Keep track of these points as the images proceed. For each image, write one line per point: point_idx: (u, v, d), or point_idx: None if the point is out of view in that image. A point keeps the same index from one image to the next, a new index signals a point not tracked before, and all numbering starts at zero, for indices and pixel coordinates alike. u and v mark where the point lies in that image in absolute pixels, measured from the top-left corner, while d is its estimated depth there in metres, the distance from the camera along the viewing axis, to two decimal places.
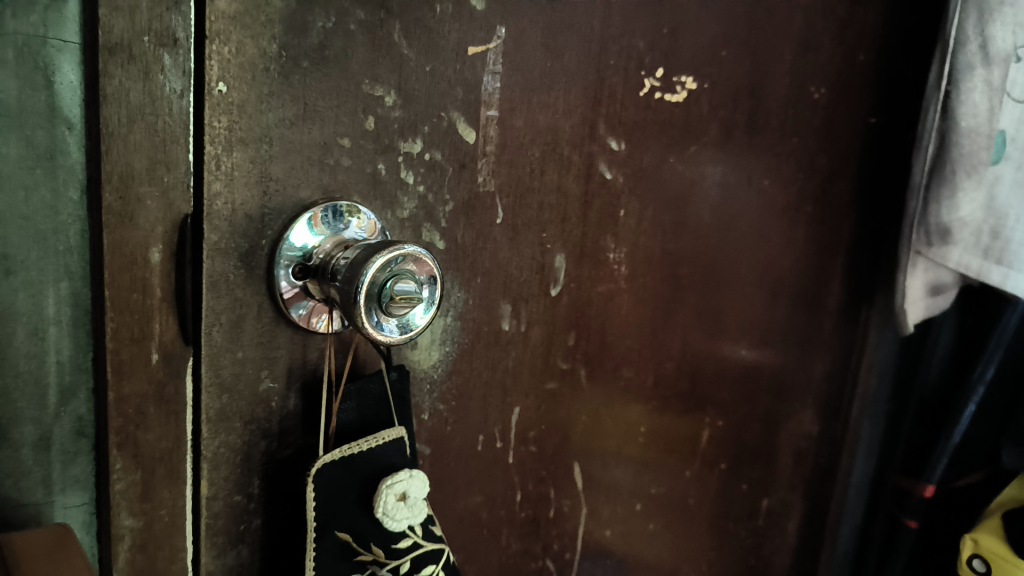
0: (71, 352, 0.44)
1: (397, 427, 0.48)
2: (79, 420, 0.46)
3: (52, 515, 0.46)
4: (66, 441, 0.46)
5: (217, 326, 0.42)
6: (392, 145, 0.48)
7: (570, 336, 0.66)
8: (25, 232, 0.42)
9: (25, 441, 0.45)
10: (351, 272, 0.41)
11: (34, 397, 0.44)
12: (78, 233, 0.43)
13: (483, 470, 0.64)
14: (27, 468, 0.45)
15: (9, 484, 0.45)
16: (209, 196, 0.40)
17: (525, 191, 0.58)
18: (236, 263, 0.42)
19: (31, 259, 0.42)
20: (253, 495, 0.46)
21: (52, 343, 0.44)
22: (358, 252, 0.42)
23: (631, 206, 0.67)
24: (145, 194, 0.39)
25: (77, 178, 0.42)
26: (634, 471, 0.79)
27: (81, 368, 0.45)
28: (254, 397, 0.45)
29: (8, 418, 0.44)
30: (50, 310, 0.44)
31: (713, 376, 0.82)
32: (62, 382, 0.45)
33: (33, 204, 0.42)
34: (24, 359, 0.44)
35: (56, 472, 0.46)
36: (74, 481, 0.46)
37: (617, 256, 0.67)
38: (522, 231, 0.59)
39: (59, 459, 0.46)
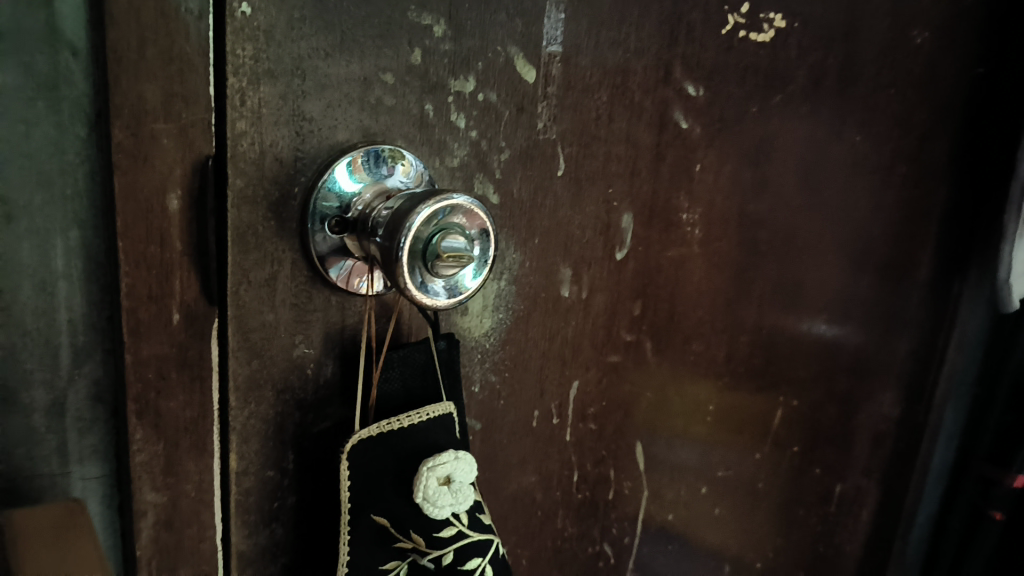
0: (84, 309, 0.41)
1: (445, 402, 0.43)
2: (96, 385, 0.42)
3: (72, 486, 0.43)
4: (81, 407, 0.42)
5: (247, 283, 0.38)
6: (441, 84, 0.43)
7: (636, 306, 0.60)
8: (28, 173, 0.38)
9: (36, 406, 0.41)
10: (393, 224, 0.36)
11: (44, 359, 0.41)
12: (86, 174, 0.39)
13: (537, 448, 0.59)
14: (40, 435, 0.42)
15: (21, 453, 0.42)
16: (234, 134, 0.36)
17: (589, 140, 0.52)
18: (265, 214, 0.38)
19: (35, 205, 0.39)
20: (287, 471, 0.42)
21: (63, 300, 0.40)
22: (402, 202, 0.37)
23: (706, 162, 0.60)
24: (161, 133, 0.34)
25: (84, 112, 0.38)
26: (700, 451, 0.72)
27: (96, 326, 0.41)
28: (287, 363, 0.41)
29: (18, 380, 0.41)
30: (60, 263, 0.40)
31: (790, 353, 0.75)
32: (75, 342, 0.41)
33: (35, 141, 0.38)
34: (31, 318, 0.40)
35: (71, 441, 0.43)
36: (91, 450, 0.43)
37: (690, 217, 0.61)
38: (585, 185, 0.53)
39: (75, 427, 0.42)
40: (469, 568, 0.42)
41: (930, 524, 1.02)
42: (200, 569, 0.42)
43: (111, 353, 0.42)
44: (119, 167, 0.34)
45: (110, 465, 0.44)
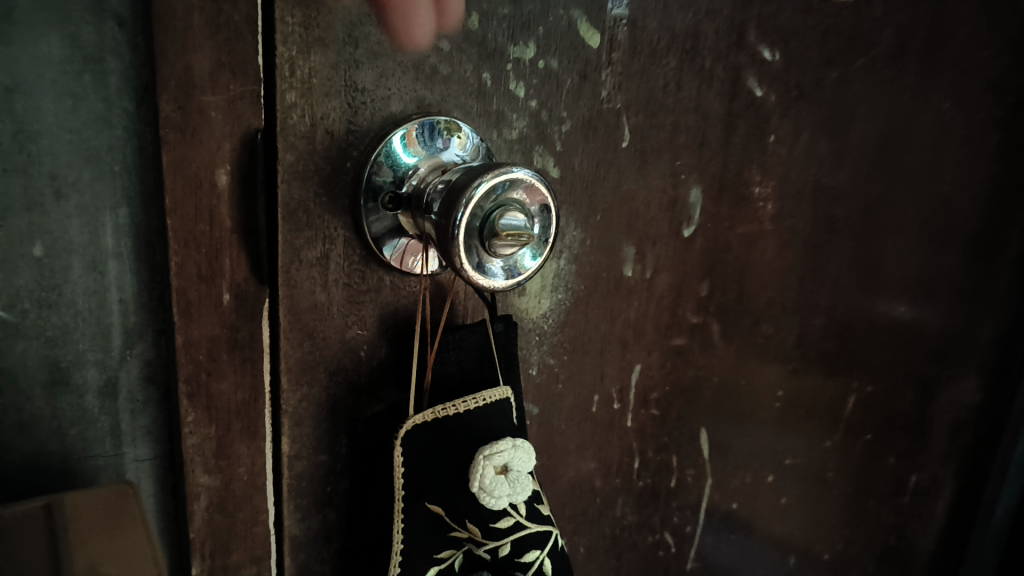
0: (135, 287, 0.41)
1: (502, 387, 0.41)
2: (147, 365, 0.42)
3: (127, 468, 0.43)
4: (133, 388, 0.42)
5: (299, 263, 0.37)
6: (499, 50, 0.41)
7: (703, 286, 0.57)
8: (77, 148, 0.37)
9: (89, 386, 0.41)
10: (449, 199, 0.34)
11: (96, 339, 0.41)
12: (135, 150, 0.39)
13: (597, 434, 0.57)
14: (94, 416, 0.42)
15: (75, 434, 0.42)
16: (283, 106, 0.34)
17: (656, 110, 0.48)
18: (316, 190, 0.36)
19: (84, 181, 0.38)
20: (340, 455, 0.41)
21: (113, 279, 0.40)
22: (459, 175, 0.35)
23: (781, 132, 0.56)
24: (210, 105, 0.33)
25: (131, 85, 0.38)
26: (768, 439, 0.69)
27: (147, 306, 0.41)
28: (341, 345, 0.39)
29: (70, 360, 0.40)
30: (109, 241, 0.39)
31: (865, 336, 0.70)
32: (127, 322, 0.41)
33: (83, 116, 0.37)
34: (83, 297, 0.40)
35: (124, 422, 0.43)
36: (145, 432, 0.43)
37: (763, 191, 0.57)
38: (651, 158, 0.50)
39: (128, 408, 0.42)
40: (526, 561, 0.40)
41: (1010, 518, 0.93)
42: (253, 553, 0.42)
43: (162, 332, 0.42)
44: (168, 141, 0.33)
45: (163, 446, 0.44)
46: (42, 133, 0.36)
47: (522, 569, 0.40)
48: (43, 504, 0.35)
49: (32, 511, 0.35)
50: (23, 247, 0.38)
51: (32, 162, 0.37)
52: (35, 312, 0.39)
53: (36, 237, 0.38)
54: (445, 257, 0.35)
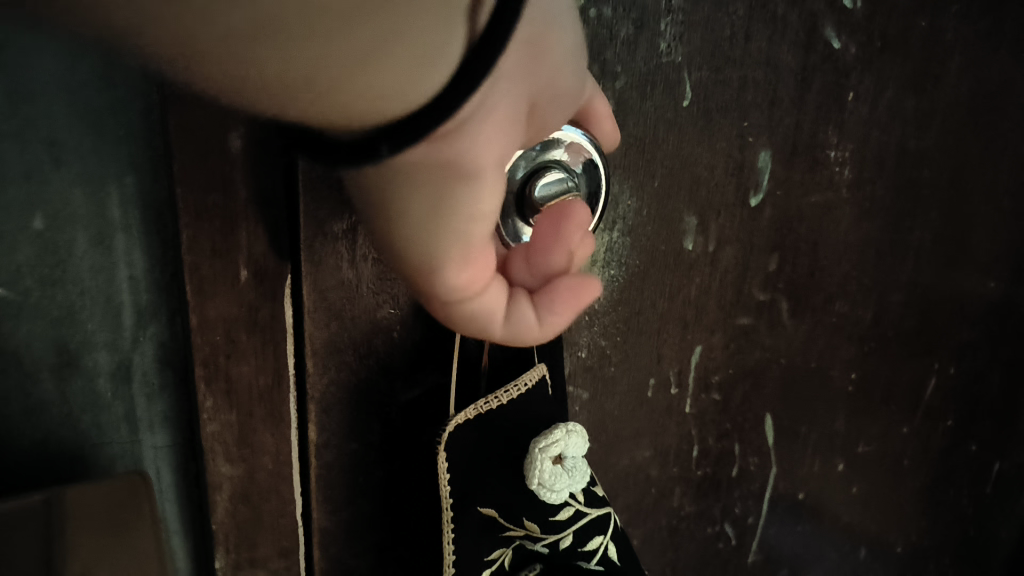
0: (145, 266, 0.44)
1: (539, 364, 0.38)
2: (160, 346, 0.46)
3: (145, 451, 0.49)
4: (148, 371, 0.47)
5: (327, 239, 0.34)
6: None
7: (772, 260, 0.51)
8: (76, 112, 0.40)
9: (100, 368, 0.46)
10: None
11: (106, 318, 0.45)
12: (141, 116, 0.41)
13: (653, 420, 0.53)
14: (108, 400, 0.47)
15: (90, 418, 0.47)
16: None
17: (722, 64, 0.43)
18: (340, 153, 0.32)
19: (85, 147, 0.40)
20: (372, 444, 0.39)
21: (121, 254, 0.43)
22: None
23: (862, 89, 0.50)
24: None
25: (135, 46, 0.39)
26: (841, 426, 0.63)
27: (156, 285, 0.45)
28: (371, 326, 0.36)
29: (82, 342, 0.45)
30: (117, 214, 0.42)
31: (948, 314, 0.64)
32: (138, 302, 0.45)
33: (82, 78, 0.39)
34: (90, 275, 0.43)
35: (139, 407, 0.48)
36: (159, 418, 0.48)
37: (839, 155, 0.51)
38: (716, 118, 0.44)
39: (142, 392, 0.47)
40: (590, 548, 0.38)
41: None
42: (280, 545, 0.43)
43: (176, 312, 0.46)
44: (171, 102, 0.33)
45: (179, 432, 0.49)
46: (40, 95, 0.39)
47: (587, 558, 0.38)
48: (42, 499, 0.38)
49: (32, 506, 0.37)
50: (25, 220, 0.41)
51: (28, 125, 0.39)
52: (39, 289, 0.43)
53: (37, 209, 0.41)
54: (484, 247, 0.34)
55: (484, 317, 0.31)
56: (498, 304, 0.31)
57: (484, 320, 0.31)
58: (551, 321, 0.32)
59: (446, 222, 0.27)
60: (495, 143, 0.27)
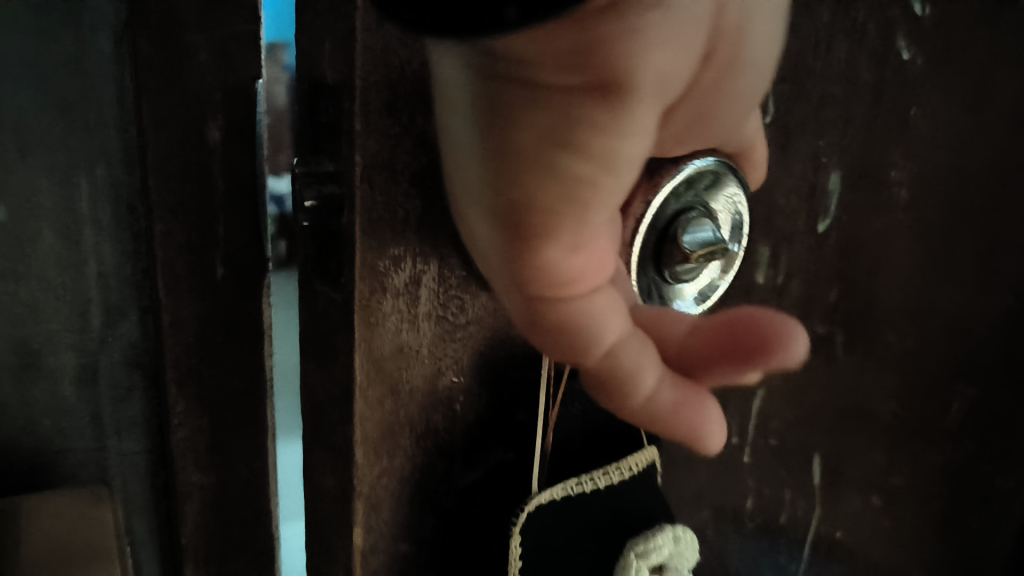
0: (115, 260, 0.40)
1: (649, 447, 0.33)
2: (130, 348, 0.42)
3: (110, 467, 0.43)
4: (115, 375, 0.42)
5: (389, 301, 0.26)
6: None
7: (834, 290, 0.47)
8: (43, 93, 0.36)
9: (64, 371, 0.41)
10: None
11: (71, 317, 0.40)
12: (116, 100, 0.37)
13: (712, 474, 0.47)
14: (72, 405, 0.41)
15: (49, 425, 0.41)
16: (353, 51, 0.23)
17: (804, 77, 0.38)
18: (409, 187, 0.25)
19: (53, 131, 0.37)
20: (424, 542, 0.31)
21: (91, 250, 0.39)
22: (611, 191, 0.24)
23: (927, 103, 0.46)
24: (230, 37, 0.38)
25: (107, 26, 0.36)
26: (879, 458, 0.60)
27: (125, 279, 0.40)
28: (429, 398, 0.29)
29: (38, 344, 0.40)
30: (87, 204, 0.38)
31: (993, 341, 0.60)
32: (106, 300, 0.40)
33: (50, 53, 0.36)
34: (55, 267, 0.39)
35: (106, 413, 0.42)
36: (130, 425, 0.43)
37: (902, 176, 0.47)
38: (794, 136, 0.39)
39: (110, 398, 0.42)
40: None
41: None
42: None
43: (146, 312, 0.41)
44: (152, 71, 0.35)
45: (140, 452, 0.44)
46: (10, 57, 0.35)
47: None
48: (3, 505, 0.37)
49: None
50: None
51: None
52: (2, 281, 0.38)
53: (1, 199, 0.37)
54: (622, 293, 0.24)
55: (579, 333, 0.20)
56: (606, 326, 0.21)
57: (579, 339, 0.21)
58: (653, 389, 0.22)
59: (561, 162, 0.17)
60: (665, 57, 0.17)
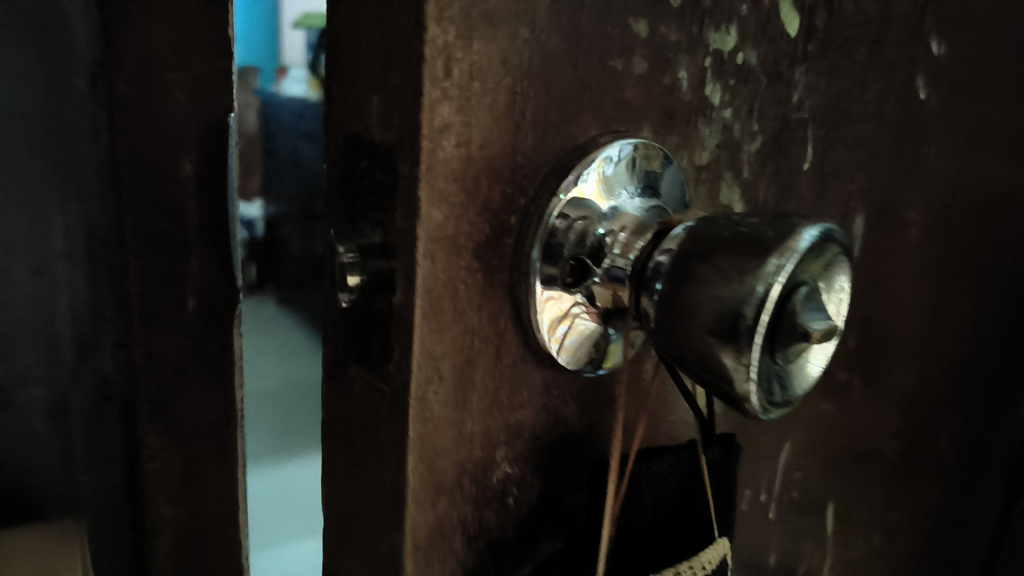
0: (86, 291, 0.44)
1: (721, 541, 0.30)
2: (103, 382, 0.46)
3: (82, 495, 0.47)
4: (86, 407, 0.46)
5: (447, 389, 0.22)
6: (700, 34, 0.27)
7: (851, 335, 0.45)
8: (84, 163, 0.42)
9: (35, 407, 0.44)
10: (671, 305, 0.22)
11: (42, 351, 0.44)
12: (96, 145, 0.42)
13: (739, 535, 0.44)
14: (44, 438, 0.45)
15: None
16: (416, 103, 0.19)
17: (840, 119, 0.36)
18: (471, 261, 0.22)
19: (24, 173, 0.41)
20: None
21: (61, 282, 0.43)
22: (698, 261, 0.21)
23: (940, 143, 0.45)
24: (174, 86, 0.40)
25: (83, 74, 0.41)
26: (899, 509, 0.57)
27: (102, 314, 0.45)
28: (481, 496, 0.25)
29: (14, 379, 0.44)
30: (60, 243, 0.43)
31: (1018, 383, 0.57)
32: (78, 335, 0.44)
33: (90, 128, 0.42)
34: (25, 302, 0.43)
35: (77, 445, 0.46)
36: (100, 455, 0.47)
37: (918, 216, 0.46)
38: (828, 182, 0.37)
39: (82, 426, 0.46)
40: None
41: None
42: None
43: (119, 343, 0.45)
44: (130, 124, 0.40)
45: (116, 473, 0.47)
46: (18, 124, 0.41)
47: None
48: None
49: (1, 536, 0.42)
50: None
51: (63, 168, 0.42)
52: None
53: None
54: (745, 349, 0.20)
55: None
56: None
57: None
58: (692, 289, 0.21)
59: None
60: None
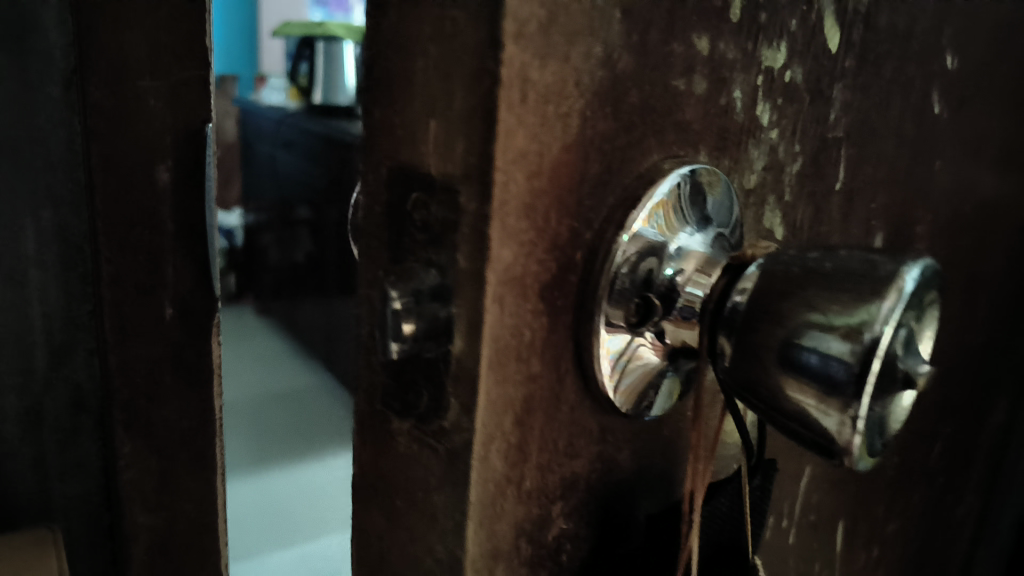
0: (43, 303, 0.43)
1: None
2: (83, 387, 0.47)
3: (72, 489, 0.51)
4: None
5: (508, 448, 0.20)
6: (755, 51, 0.25)
7: None
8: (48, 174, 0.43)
9: None
10: (747, 346, 0.20)
11: None
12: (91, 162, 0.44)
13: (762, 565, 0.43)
14: None
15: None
16: (489, 131, 0.17)
17: (868, 136, 0.35)
18: (538, 305, 0.19)
19: None
20: None
21: None
22: (776, 299, 0.20)
23: (951, 159, 0.44)
24: (149, 93, 0.42)
25: (82, 92, 0.43)
26: (903, 525, 0.56)
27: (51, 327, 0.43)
28: (536, 556, 0.22)
29: None
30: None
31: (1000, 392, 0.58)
32: None
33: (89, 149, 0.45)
34: None
35: None
36: (66, 460, 0.48)
37: (927, 232, 0.46)
38: (855, 200, 0.36)
39: (54, 434, 0.47)
40: None
41: None
42: None
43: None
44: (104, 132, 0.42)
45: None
46: None
47: None
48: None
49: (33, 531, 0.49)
50: None
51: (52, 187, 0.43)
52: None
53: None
54: (843, 394, 0.18)
55: None
56: None
57: None
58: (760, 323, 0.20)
59: None
60: None
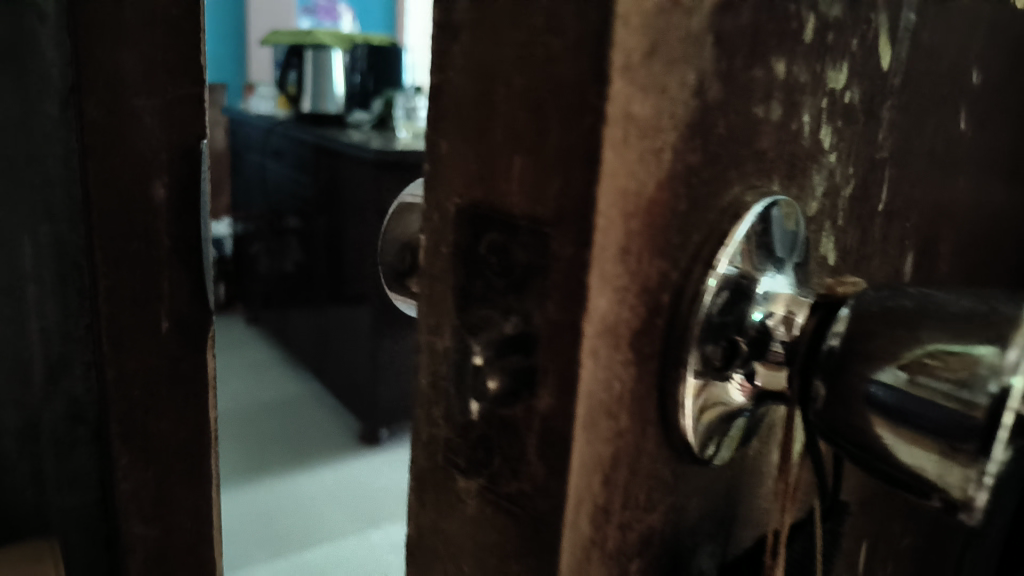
0: (57, 316, 0.40)
1: None
2: (73, 403, 0.41)
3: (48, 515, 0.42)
4: (57, 429, 0.41)
5: (594, 509, 0.19)
6: (822, 75, 0.24)
7: None
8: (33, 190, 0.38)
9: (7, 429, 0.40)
10: (842, 390, 0.19)
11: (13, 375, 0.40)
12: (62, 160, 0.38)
13: None
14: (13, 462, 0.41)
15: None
16: None
17: (909, 155, 0.34)
18: (623, 355, 0.18)
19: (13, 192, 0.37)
20: None
21: (32, 305, 0.39)
22: (867, 339, 0.19)
23: (985, 175, 0.43)
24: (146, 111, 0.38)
25: (54, 89, 0.36)
26: None
27: (72, 336, 0.40)
28: None
29: None
30: (29, 263, 0.38)
31: None
32: (49, 357, 0.40)
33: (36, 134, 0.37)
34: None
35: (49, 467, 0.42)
36: (70, 476, 0.42)
37: (957, 249, 0.45)
38: (896, 221, 0.35)
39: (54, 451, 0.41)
40: None
41: None
42: None
43: (92, 363, 0.41)
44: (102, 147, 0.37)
45: (91, 493, 0.43)
46: None
47: None
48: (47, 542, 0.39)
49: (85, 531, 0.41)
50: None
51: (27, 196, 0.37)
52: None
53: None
54: (964, 445, 0.17)
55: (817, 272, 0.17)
56: None
57: None
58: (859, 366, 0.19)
59: None
60: None
